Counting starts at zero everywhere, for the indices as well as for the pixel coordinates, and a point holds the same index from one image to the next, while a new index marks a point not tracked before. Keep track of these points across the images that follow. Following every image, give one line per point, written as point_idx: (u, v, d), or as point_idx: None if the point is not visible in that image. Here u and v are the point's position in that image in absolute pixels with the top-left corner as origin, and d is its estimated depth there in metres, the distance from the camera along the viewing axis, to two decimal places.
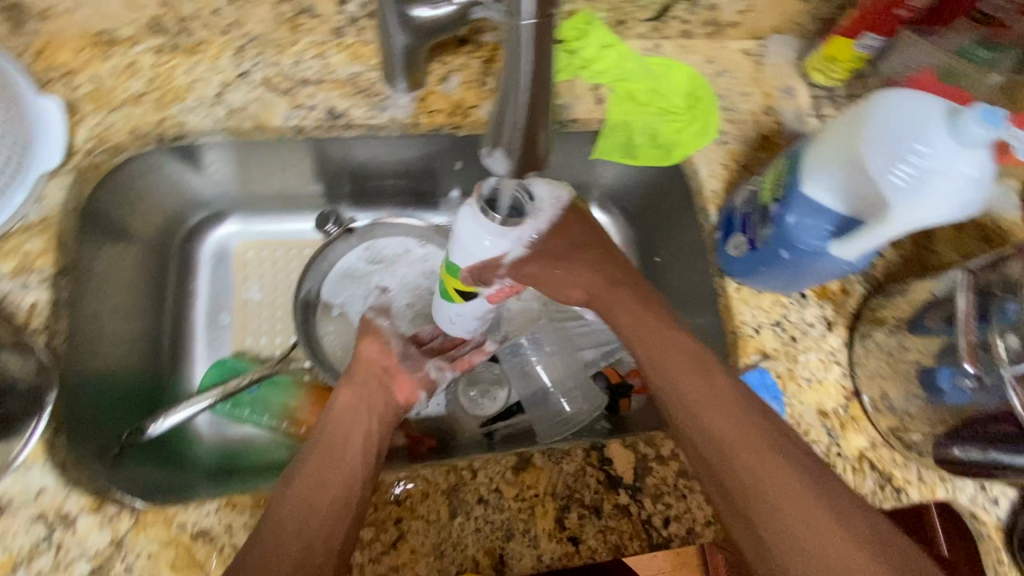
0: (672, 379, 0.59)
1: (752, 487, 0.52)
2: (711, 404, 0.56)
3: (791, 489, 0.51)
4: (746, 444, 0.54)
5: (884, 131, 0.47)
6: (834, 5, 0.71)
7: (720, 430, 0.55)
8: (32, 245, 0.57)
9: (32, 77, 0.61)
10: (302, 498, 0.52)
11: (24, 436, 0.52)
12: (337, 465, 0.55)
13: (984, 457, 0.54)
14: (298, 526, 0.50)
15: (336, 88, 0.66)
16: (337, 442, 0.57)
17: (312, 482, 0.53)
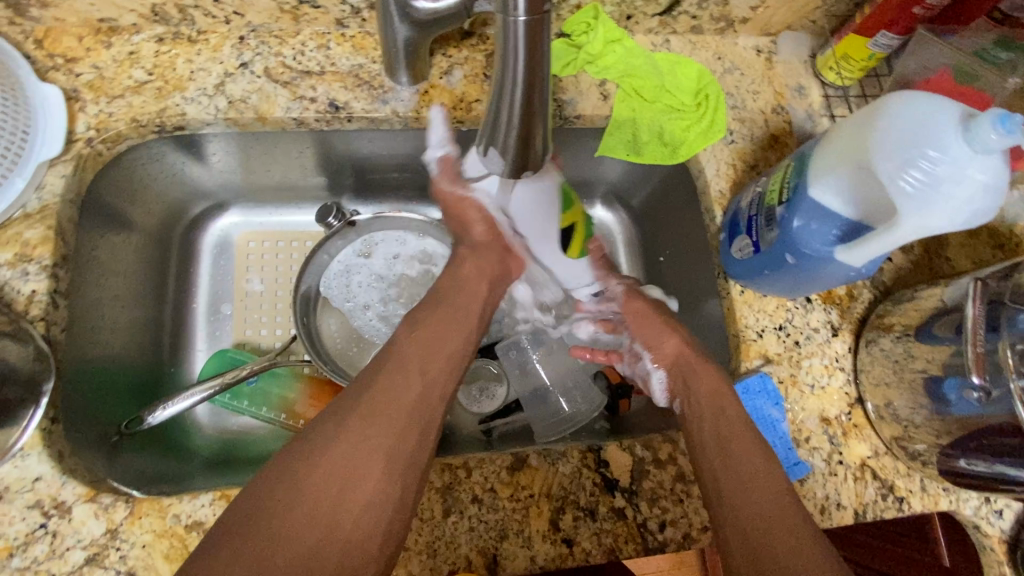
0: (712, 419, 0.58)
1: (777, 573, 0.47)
2: (715, 406, 0.58)
3: (775, 504, 0.51)
4: (746, 449, 0.55)
5: (895, 134, 0.45)
6: (849, 2, 0.69)
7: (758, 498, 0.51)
8: (31, 234, 0.57)
9: (33, 63, 0.61)
10: (416, 361, 0.56)
11: (20, 425, 0.51)
12: (435, 365, 0.57)
13: (989, 470, 0.53)
14: (397, 414, 0.51)
15: (337, 80, 0.65)
16: (430, 346, 0.58)
17: (415, 371, 0.55)
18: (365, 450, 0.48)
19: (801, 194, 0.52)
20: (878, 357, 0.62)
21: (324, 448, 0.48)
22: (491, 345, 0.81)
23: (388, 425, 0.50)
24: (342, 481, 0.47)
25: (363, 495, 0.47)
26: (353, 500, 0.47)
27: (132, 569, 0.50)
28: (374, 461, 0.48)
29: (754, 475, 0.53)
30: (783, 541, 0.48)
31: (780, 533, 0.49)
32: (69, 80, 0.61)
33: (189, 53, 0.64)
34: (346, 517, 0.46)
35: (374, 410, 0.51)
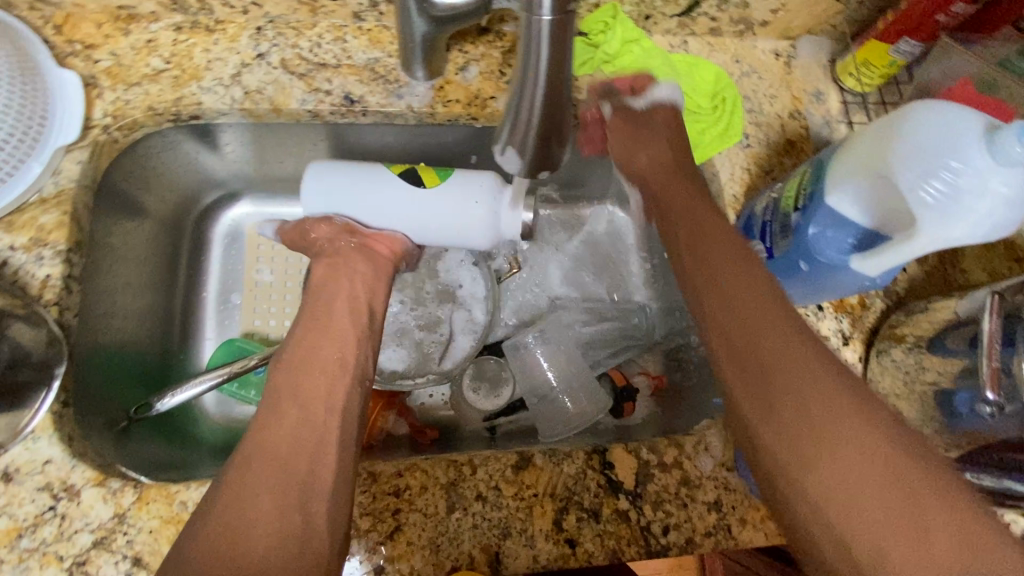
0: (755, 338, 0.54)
1: (818, 494, 0.47)
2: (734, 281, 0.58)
3: (820, 378, 0.51)
4: (767, 318, 0.55)
5: (917, 143, 0.44)
6: (872, 7, 0.68)
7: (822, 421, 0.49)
8: (46, 219, 0.57)
9: (51, 49, 0.61)
10: (296, 401, 0.52)
11: (32, 408, 0.52)
12: (323, 371, 0.54)
13: (998, 484, 0.53)
14: (288, 434, 0.49)
15: (352, 73, 0.65)
16: (320, 357, 0.55)
17: (302, 383, 0.53)
18: (256, 486, 0.46)
19: (818, 202, 0.51)
20: (889, 368, 0.61)
21: (214, 493, 0.46)
22: (498, 343, 0.82)
23: (279, 444, 0.49)
24: (242, 509, 0.45)
25: (267, 520, 0.45)
26: (253, 526, 0.44)
27: (138, 553, 0.50)
28: (271, 487, 0.46)
29: (809, 384, 0.51)
30: (834, 468, 0.47)
31: (837, 459, 0.47)
32: (87, 67, 0.62)
33: (207, 42, 0.64)
34: (252, 546, 0.43)
35: (264, 440, 0.49)
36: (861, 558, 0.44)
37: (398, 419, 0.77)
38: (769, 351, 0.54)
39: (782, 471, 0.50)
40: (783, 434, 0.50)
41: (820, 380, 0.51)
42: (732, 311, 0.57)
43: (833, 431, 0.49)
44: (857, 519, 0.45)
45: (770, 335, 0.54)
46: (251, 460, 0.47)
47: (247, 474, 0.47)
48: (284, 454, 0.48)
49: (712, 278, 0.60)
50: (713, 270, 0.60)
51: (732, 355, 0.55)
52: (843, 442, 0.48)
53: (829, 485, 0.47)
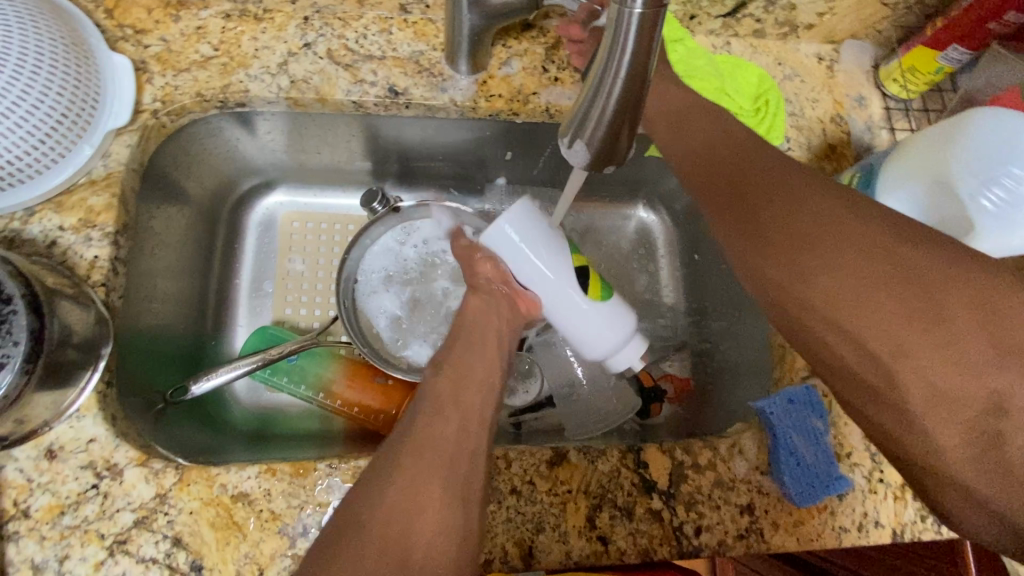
0: (793, 234, 0.46)
1: (850, 307, 0.43)
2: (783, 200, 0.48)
3: (880, 309, 0.42)
4: (830, 245, 0.45)
5: (975, 152, 0.44)
6: (920, 13, 0.68)
7: (873, 310, 0.42)
8: (95, 201, 0.58)
9: (104, 33, 0.62)
10: (449, 397, 0.51)
11: (78, 387, 0.53)
12: (475, 387, 0.53)
13: None
14: (450, 445, 0.47)
15: (397, 65, 0.65)
16: (473, 376, 0.54)
17: (457, 397, 0.51)
18: (411, 493, 0.43)
19: None
20: None
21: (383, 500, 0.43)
22: (525, 339, 0.81)
23: (430, 452, 0.46)
24: (404, 519, 0.42)
25: (426, 529, 0.42)
26: (421, 521, 0.42)
27: (178, 534, 0.51)
28: (433, 498, 0.44)
29: (867, 274, 0.43)
30: (857, 259, 0.43)
31: (851, 274, 0.43)
32: (137, 52, 0.62)
33: (255, 31, 0.64)
34: (415, 555, 0.41)
35: (423, 451, 0.46)
36: (920, 420, 0.41)
37: None
38: (812, 249, 0.45)
39: (868, 368, 0.43)
40: (824, 282, 0.44)
41: (859, 225, 0.44)
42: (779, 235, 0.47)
43: (845, 236, 0.44)
44: (910, 331, 0.41)
45: (826, 239, 0.45)
46: (409, 469, 0.44)
47: (407, 485, 0.44)
48: (448, 449, 0.46)
49: (729, 179, 0.52)
50: (735, 176, 0.51)
51: (789, 265, 0.46)
52: (942, 291, 0.41)
53: (898, 354, 0.41)
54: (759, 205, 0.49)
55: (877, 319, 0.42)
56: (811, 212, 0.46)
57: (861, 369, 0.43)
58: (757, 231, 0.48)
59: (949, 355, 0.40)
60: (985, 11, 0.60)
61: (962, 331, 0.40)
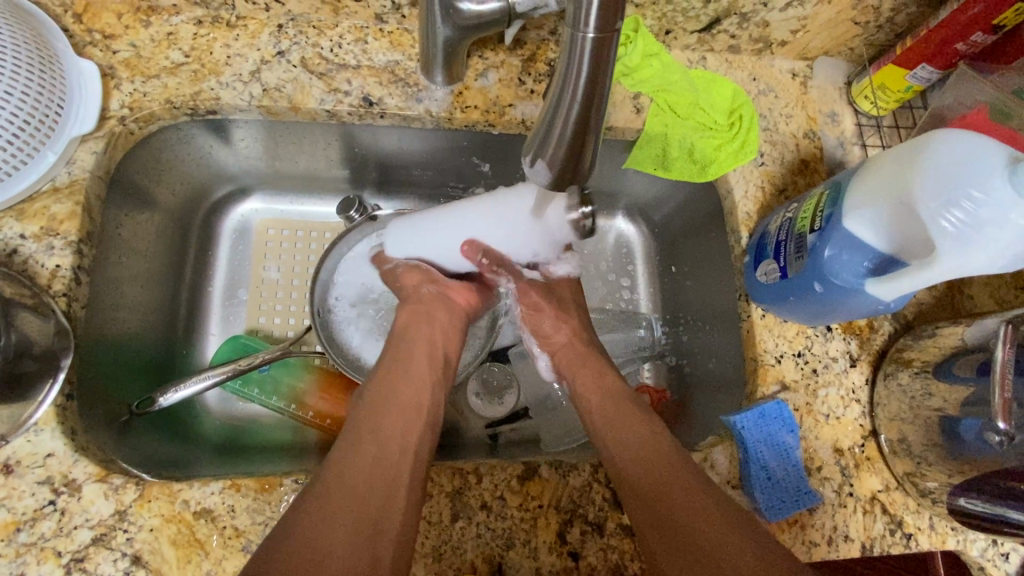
0: (611, 431, 0.60)
1: (660, 478, 0.53)
2: (625, 428, 0.59)
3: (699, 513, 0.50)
4: (655, 453, 0.56)
5: (938, 173, 0.44)
6: (891, 32, 0.69)
7: (673, 502, 0.51)
8: (59, 209, 0.57)
9: (71, 37, 0.61)
10: (374, 422, 0.55)
11: (36, 400, 0.52)
12: (403, 414, 0.57)
13: (988, 510, 0.54)
14: (359, 478, 0.50)
15: (372, 75, 0.65)
16: (396, 400, 0.58)
17: (380, 429, 0.55)
18: (312, 524, 0.46)
19: (835, 224, 0.51)
20: (895, 392, 0.62)
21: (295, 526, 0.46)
22: (503, 351, 0.81)
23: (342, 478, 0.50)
24: (314, 540, 0.45)
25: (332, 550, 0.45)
26: (334, 548, 0.45)
27: (137, 552, 0.50)
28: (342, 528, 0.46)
29: (652, 470, 0.54)
30: (649, 463, 0.55)
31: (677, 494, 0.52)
32: (105, 57, 0.61)
33: (227, 37, 0.64)
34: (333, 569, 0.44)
35: (340, 477, 0.50)
36: None
37: None
38: (625, 436, 0.58)
39: None
40: (634, 461, 0.55)
41: (681, 469, 0.54)
42: (619, 444, 0.58)
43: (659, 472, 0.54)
44: (687, 507, 0.51)
45: (646, 470, 0.54)
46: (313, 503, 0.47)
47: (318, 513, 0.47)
48: (366, 473, 0.51)
49: (592, 371, 0.67)
50: (596, 372, 0.67)
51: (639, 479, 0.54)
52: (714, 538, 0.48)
53: (630, 476, 0.55)
54: (597, 378, 0.66)
55: (669, 499, 0.52)
56: (627, 423, 0.60)
57: (643, 485, 0.54)
58: (608, 443, 0.59)
59: (707, 523, 0.49)
60: (954, 30, 0.61)
61: (699, 512, 0.50)
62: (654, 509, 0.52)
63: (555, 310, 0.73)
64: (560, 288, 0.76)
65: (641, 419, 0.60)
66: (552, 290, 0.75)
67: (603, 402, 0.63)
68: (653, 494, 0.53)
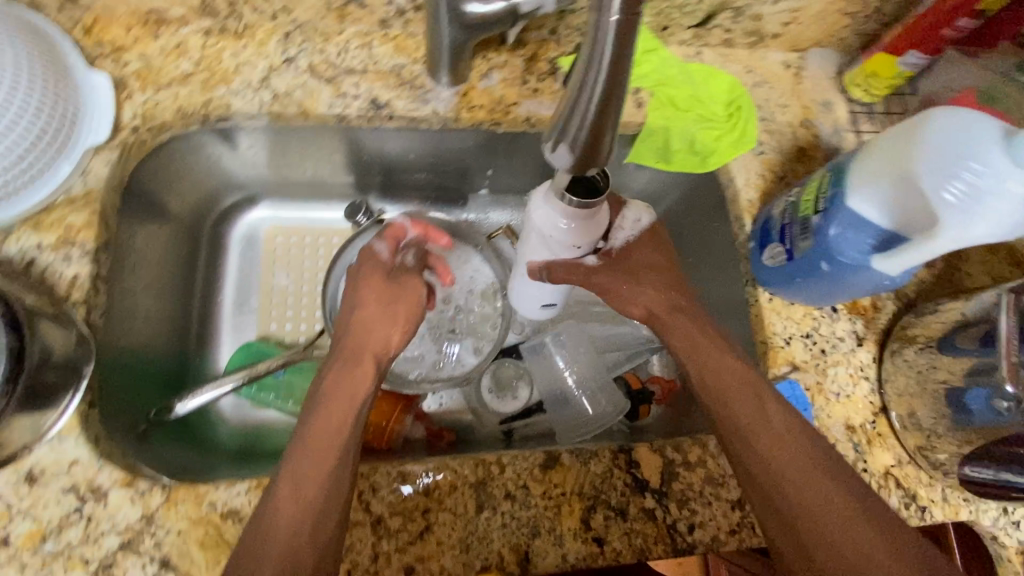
0: (725, 408, 0.55)
1: (785, 482, 0.49)
2: (720, 369, 0.57)
3: (803, 464, 0.50)
4: (745, 389, 0.55)
5: (938, 148, 0.46)
6: (879, 22, 0.71)
7: (801, 497, 0.49)
8: (75, 219, 0.57)
9: (81, 51, 0.62)
10: (330, 422, 0.53)
11: (60, 408, 0.52)
12: (351, 389, 0.56)
13: (994, 477, 0.57)
14: (321, 469, 0.49)
15: (379, 79, 0.66)
16: (340, 392, 0.55)
17: (321, 416, 0.53)
18: (279, 530, 0.46)
19: (840, 204, 0.53)
20: (901, 367, 0.64)
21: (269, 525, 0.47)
22: (514, 347, 0.82)
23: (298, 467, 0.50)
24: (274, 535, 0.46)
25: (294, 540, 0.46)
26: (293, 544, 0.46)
27: (166, 556, 0.50)
28: (306, 517, 0.47)
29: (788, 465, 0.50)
30: (782, 452, 0.51)
31: (781, 443, 0.51)
32: (116, 69, 0.62)
33: (235, 47, 0.65)
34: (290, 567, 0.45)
35: (300, 474, 0.49)
36: None
37: (415, 423, 0.76)
38: (747, 421, 0.53)
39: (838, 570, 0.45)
40: (775, 442, 0.52)
41: (784, 423, 0.53)
42: (713, 377, 0.57)
43: (759, 422, 0.53)
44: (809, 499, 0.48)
45: (752, 411, 0.54)
46: (287, 498, 0.48)
47: (290, 504, 0.48)
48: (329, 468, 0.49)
49: (686, 339, 0.60)
50: (692, 340, 0.60)
51: (751, 421, 0.53)
52: (818, 485, 0.49)
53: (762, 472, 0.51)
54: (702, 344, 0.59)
55: (807, 499, 0.48)
56: (744, 401, 0.54)
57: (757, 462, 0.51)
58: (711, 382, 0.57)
59: (851, 525, 0.47)
60: (939, 19, 0.63)
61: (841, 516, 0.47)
62: (774, 500, 0.50)
63: (625, 279, 0.64)
64: (634, 254, 0.66)
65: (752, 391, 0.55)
66: (616, 263, 0.65)
67: (693, 341, 0.60)
68: (769, 482, 0.50)
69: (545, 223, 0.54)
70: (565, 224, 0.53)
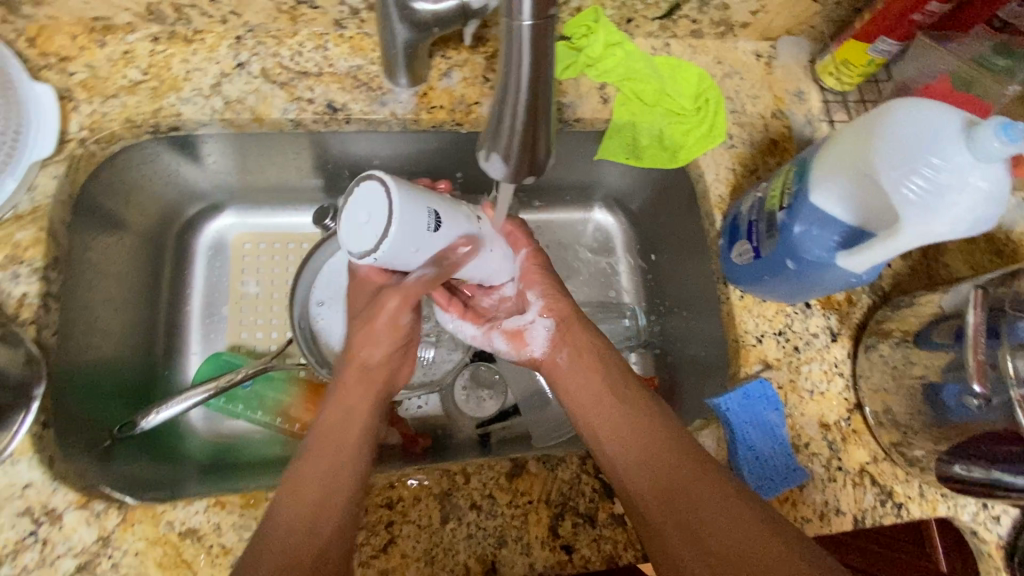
0: (613, 439, 0.56)
1: (676, 497, 0.50)
2: (603, 403, 0.59)
3: (692, 476, 0.51)
4: (627, 419, 0.57)
5: (895, 141, 0.44)
6: (850, 7, 0.69)
7: (709, 526, 0.48)
8: (22, 235, 0.56)
9: (25, 62, 0.60)
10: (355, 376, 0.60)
11: (11, 430, 0.51)
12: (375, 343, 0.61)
13: (986, 476, 0.52)
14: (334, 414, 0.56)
15: (335, 81, 0.65)
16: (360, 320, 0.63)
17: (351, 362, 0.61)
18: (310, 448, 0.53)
19: (802, 200, 0.51)
20: (877, 362, 0.62)
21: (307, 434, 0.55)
22: (489, 349, 0.80)
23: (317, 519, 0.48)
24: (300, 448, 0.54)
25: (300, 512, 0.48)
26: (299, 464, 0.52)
27: None
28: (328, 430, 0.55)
29: (698, 507, 0.49)
30: (674, 471, 0.52)
31: (667, 459, 0.53)
32: (62, 80, 0.61)
33: (185, 53, 0.63)
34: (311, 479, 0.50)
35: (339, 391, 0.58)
36: None
37: (389, 429, 0.73)
38: (622, 431, 0.56)
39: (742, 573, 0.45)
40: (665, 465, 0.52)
41: (669, 444, 0.54)
42: (601, 416, 0.59)
43: (643, 446, 0.54)
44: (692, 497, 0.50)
45: (637, 430, 0.56)
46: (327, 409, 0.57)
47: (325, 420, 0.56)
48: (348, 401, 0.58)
49: (582, 377, 0.62)
50: (586, 380, 0.62)
51: (633, 445, 0.55)
52: (707, 492, 0.49)
53: (640, 478, 0.53)
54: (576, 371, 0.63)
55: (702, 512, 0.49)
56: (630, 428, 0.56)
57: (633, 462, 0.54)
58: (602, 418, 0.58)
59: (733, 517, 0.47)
60: (909, 3, 0.61)
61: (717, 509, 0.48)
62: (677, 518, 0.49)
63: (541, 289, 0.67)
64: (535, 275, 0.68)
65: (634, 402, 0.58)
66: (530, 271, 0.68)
67: (583, 381, 0.62)
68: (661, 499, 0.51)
69: (438, 199, 0.55)
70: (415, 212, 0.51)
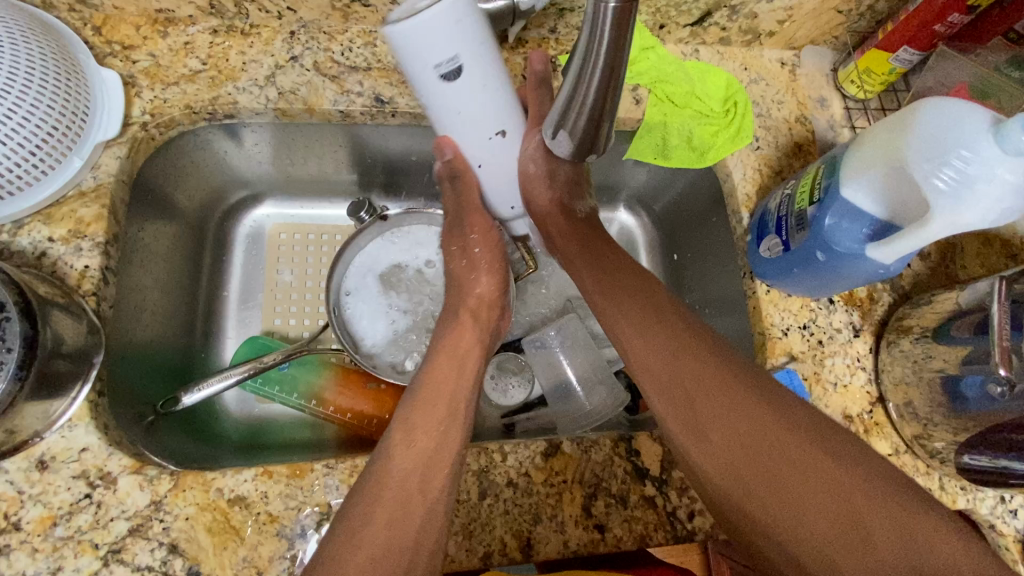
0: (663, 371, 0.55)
1: (722, 434, 0.51)
2: (648, 331, 0.58)
3: (738, 416, 0.51)
4: (679, 347, 0.56)
5: (926, 138, 0.47)
6: (873, 19, 0.73)
7: (758, 467, 0.49)
8: (85, 212, 0.58)
9: (91, 49, 0.63)
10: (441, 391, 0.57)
11: (70, 396, 0.53)
12: (455, 361, 0.60)
13: (994, 465, 0.56)
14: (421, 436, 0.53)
15: (382, 76, 0.68)
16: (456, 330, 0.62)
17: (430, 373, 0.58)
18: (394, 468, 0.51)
19: (834, 194, 0.54)
20: (898, 357, 0.64)
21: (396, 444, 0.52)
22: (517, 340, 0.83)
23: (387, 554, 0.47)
24: (395, 469, 0.51)
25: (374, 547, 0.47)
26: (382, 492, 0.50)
27: (174, 541, 0.51)
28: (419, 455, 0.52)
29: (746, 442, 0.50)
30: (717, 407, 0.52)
31: (715, 396, 0.52)
32: (125, 67, 0.64)
33: (242, 45, 0.66)
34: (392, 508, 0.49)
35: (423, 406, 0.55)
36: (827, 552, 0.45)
37: None
38: (676, 375, 0.54)
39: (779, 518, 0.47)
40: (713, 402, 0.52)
41: (716, 382, 0.53)
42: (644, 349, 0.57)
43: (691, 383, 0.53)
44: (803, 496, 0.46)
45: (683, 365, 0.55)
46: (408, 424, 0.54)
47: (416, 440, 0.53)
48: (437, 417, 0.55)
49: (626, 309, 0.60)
50: (632, 308, 0.60)
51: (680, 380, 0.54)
52: (760, 433, 0.50)
53: (689, 426, 0.52)
54: (642, 327, 0.58)
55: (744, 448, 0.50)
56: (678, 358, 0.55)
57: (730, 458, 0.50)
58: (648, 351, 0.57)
59: (820, 497, 0.46)
60: (929, 15, 0.65)
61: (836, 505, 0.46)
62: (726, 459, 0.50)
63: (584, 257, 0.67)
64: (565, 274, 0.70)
65: (723, 382, 0.53)
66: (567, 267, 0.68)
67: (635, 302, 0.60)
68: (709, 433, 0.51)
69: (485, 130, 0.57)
70: (450, 43, 0.47)
